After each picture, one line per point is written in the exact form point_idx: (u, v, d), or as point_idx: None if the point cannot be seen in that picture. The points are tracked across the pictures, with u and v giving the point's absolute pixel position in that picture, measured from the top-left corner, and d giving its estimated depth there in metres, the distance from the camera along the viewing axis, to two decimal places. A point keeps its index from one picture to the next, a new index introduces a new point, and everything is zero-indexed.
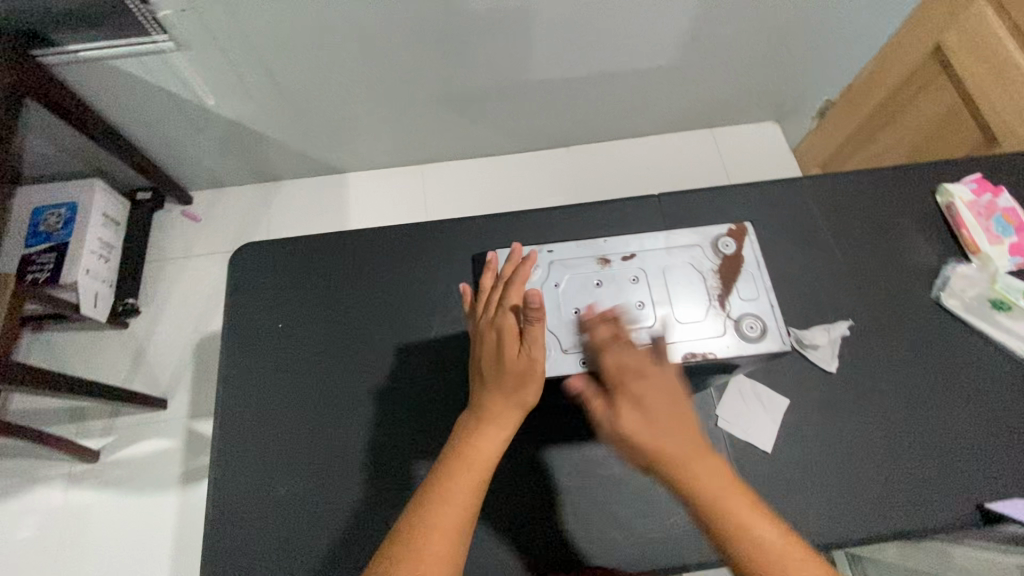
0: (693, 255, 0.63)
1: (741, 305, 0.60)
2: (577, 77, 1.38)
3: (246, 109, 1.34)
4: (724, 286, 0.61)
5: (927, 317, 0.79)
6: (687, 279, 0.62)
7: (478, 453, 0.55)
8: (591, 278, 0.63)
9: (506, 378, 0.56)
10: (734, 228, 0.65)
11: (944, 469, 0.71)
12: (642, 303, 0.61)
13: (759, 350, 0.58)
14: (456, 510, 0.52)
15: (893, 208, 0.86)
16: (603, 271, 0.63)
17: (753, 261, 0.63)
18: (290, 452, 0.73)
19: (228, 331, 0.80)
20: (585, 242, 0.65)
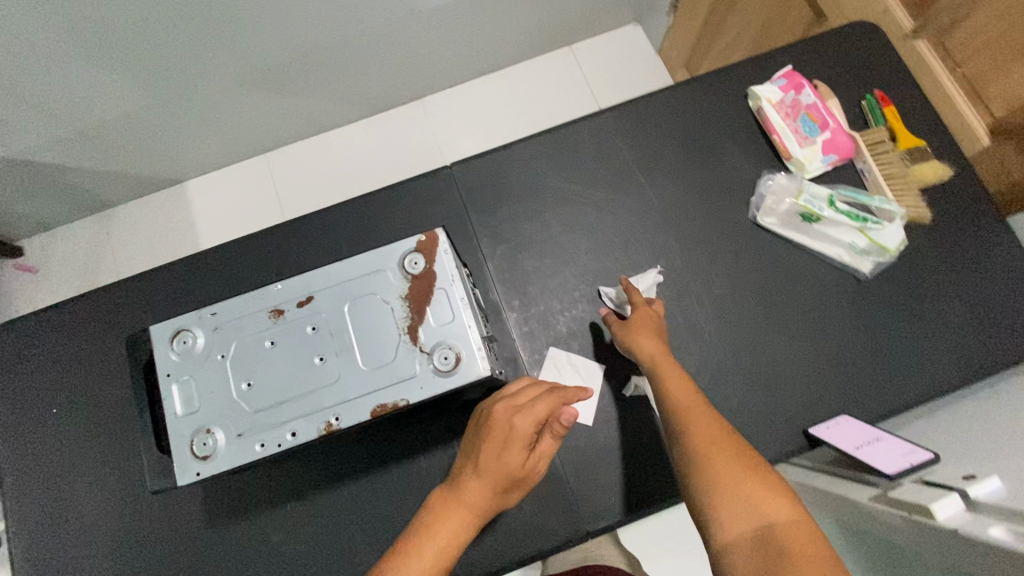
0: (375, 284, 0.52)
1: (433, 335, 0.51)
2: (395, 27, 1.21)
3: (25, 146, 1.16)
4: (411, 317, 0.51)
5: (745, 241, 0.74)
6: (368, 318, 0.51)
7: (450, 534, 0.55)
8: (260, 338, 0.52)
9: (500, 478, 0.56)
10: (425, 238, 0.53)
11: (770, 400, 0.69)
12: (320, 359, 0.51)
13: (452, 386, 0.49)
14: None
15: (705, 123, 0.78)
16: (276, 325, 0.52)
17: (446, 277, 0.52)
18: (97, 546, 0.68)
19: (0, 429, 0.72)
20: (253, 292, 0.54)
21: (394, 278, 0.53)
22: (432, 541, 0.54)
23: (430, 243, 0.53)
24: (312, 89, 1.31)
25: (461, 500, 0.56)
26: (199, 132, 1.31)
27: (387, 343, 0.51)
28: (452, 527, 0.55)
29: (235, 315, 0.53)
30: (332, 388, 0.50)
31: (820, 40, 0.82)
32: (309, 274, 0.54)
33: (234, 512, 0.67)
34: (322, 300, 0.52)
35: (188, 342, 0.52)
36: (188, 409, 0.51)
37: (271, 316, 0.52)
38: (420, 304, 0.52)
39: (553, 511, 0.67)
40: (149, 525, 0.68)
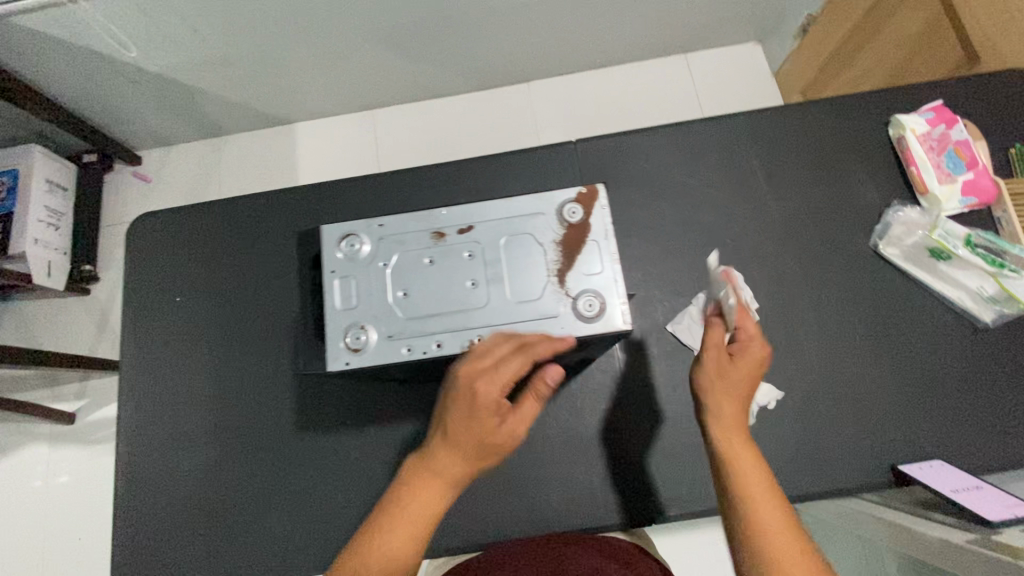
0: (534, 225, 0.55)
1: (582, 281, 0.53)
2: (525, 6, 1.24)
3: (170, 64, 1.25)
4: (564, 261, 0.54)
5: (861, 267, 0.72)
6: (524, 254, 0.54)
7: (421, 509, 0.50)
8: (421, 255, 0.55)
9: (468, 445, 0.49)
10: (584, 192, 0.56)
11: (863, 430, 0.67)
12: (474, 283, 0.54)
13: (594, 332, 0.52)
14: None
15: (840, 144, 0.77)
16: (436, 246, 0.55)
17: (601, 231, 0.55)
18: (196, 431, 0.74)
19: (130, 310, 0.78)
20: (418, 213, 0.57)
21: (552, 222, 0.55)
22: (407, 521, 0.49)
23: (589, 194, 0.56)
24: (432, 52, 1.35)
25: (435, 470, 0.50)
26: (321, 78, 1.38)
27: (537, 281, 0.54)
28: (422, 504, 0.50)
29: (401, 231, 0.56)
30: (482, 311, 0.53)
31: (975, 80, 0.79)
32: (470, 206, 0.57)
33: (323, 424, 0.71)
34: (482, 230, 0.55)
35: (355, 246, 0.56)
36: (348, 306, 0.55)
37: (432, 237, 0.56)
38: (573, 251, 0.54)
39: (624, 490, 0.68)
40: (245, 419, 0.73)
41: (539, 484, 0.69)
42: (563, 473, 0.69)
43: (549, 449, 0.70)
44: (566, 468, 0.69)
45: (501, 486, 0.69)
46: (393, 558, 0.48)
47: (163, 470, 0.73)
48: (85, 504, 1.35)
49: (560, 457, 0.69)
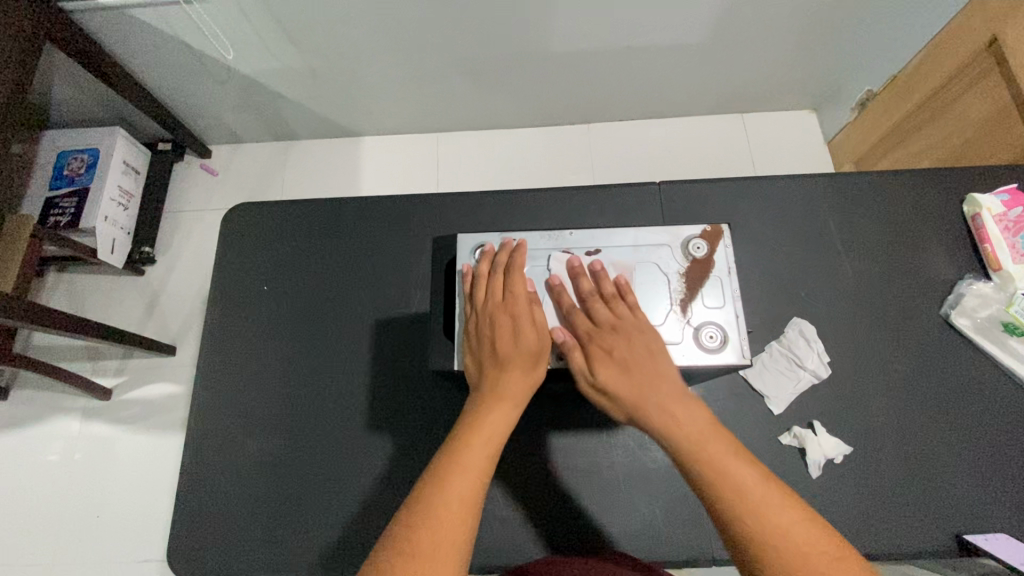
0: (659, 256, 0.60)
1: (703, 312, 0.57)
2: (601, 52, 1.30)
3: (260, 68, 1.32)
4: (688, 291, 0.57)
5: (931, 334, 0.74)
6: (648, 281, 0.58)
7: (493, 426, 0.51)
8: (550, 273, 0.60)
9: (522, 356, 0.54)
10: (709, 229, 0.60)
11: (928, 495, 0.68)
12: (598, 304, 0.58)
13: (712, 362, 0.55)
14: (465, 504, 0.47)
15: (915, 214, 0.80)
16: (564, 266, 0.60)
17: (723, 267, 0.59)
18: (269, 415, 0.75)
19: (218, 290, 0.81)
20: (549, 234, 0.62)
21: (675, 257, 0.60)
22: (464, 469, 0.49)
23: (713, 235, 0.60)
24: (504, 84, 1.41)
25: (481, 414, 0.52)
26: (396, 97, 1.44)
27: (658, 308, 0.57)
28: (496, 420, 0.52)
29: (533, 248, 0.61)
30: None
31: None
32: (598, 232, 0.61)
33: (396, 426, 0.73)
34: (609, 255, 0.60)
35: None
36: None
37: (561, 256, 0.61)
38: (694, 284, 0.58)
39: (684, 526, 0.68)
40: (319, 412, 0.75)
41: (602, 508, 0.70)
42: (626, 500, 0.70)
43: (615, 475, 0.71)
44: (629, 498, 0.70)
45: (564, 505, 0.70)
46: (449, 509, 0.47)
47: (232, 449, 0.74)
48: (107, 481, 1.35)
49: (624, 485, 0.70)
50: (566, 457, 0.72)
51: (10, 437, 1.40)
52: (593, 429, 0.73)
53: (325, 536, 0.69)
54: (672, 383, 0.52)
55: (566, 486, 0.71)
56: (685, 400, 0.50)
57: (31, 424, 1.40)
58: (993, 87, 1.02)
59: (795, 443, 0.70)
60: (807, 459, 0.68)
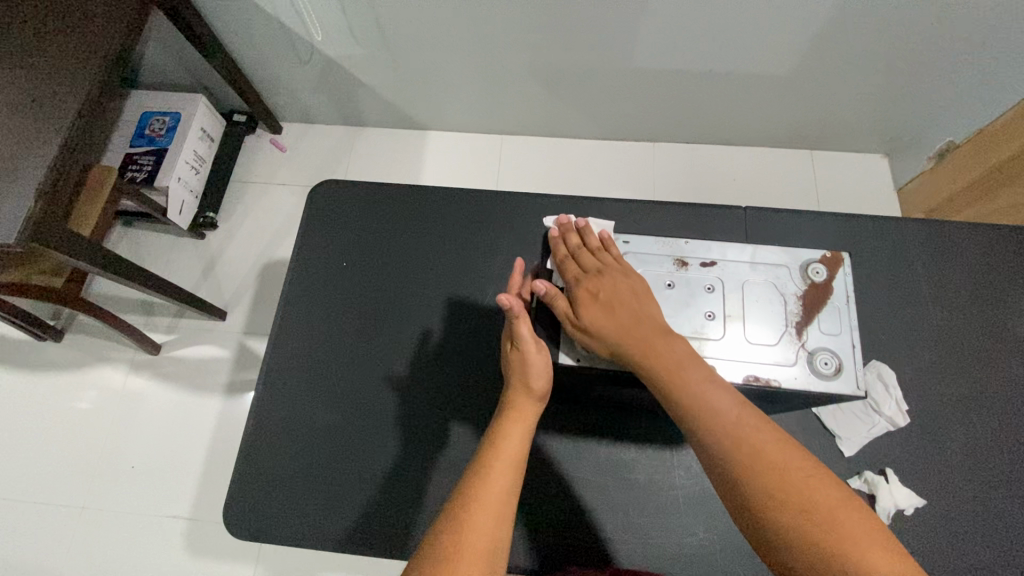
0: (776, 275, 0.57)
1: (820, 338, 0.54)
2: (681, 73, 1.30)
3: (344, 53, 1.35)
4: (804, 315, 0.55)
5: (1018, 396, 0.71)
6: (763, 299, 0.56)
7: (511, 442, 0.55)
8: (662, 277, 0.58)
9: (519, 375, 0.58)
10: (829, 257, 0.58)
11: (1003, 562, 0.65)
12: (712, 314, 0.55)
13: (829, 390, 0.52)
14: (493, 514, 0.50)
15: (1010, 272, 0.78)
16: (677, 273, 0.58)
17: (843, 296, 0.56)
18: (335, 384, 0.76)
19: (299, 257, 0.83)
20: (664, 241, 0.61)
21: (792, 278, 0.57)
22: (488, 480, 0.52)
23: (833, 261, 0.58)
24: (578, 95, 1.42)
25: (513, 413, 0.57)
26: (469, 96, 1.47)
27: (773, 328, 0.55)
28: (515, 438, 0.55)
29: (647, 252, 0.60)
30: (717, 343, 0.54)
31: None
32: (713, 245, 0.60)
33: (459, 413, 0.73)
34: (725, 268, 0.58)
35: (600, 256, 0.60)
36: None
37: (676, 264, 0.58)
38: (811, 308, 0.56)
39: (740, 556, 0.67)
40: (385, 391, 0.75)
41: (656, 525, 0.69)
42: (681, 521, 0.69)
43: (671, 494, 0.70)
44: (686, 520, 0.69)
45: (618, 518, 0.69)
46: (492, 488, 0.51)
47: (296, 413, 0.75)
48: (145, 432, 1.38)
49: (680, 505, 0.69)
50: (624, 468, 0.71)
51: (58, 377, 1.44)
52: (656, 444, 0.72)
53: (378, 514, 0.69)
54: (655, 321, 0.54)
55: (621, 497, 0.70)
56: (670, 336, 0.53)
57: (80, 368, 1.45)
58: None
59: (865, 487, 0.68)
60: (877, 506, 0.66)
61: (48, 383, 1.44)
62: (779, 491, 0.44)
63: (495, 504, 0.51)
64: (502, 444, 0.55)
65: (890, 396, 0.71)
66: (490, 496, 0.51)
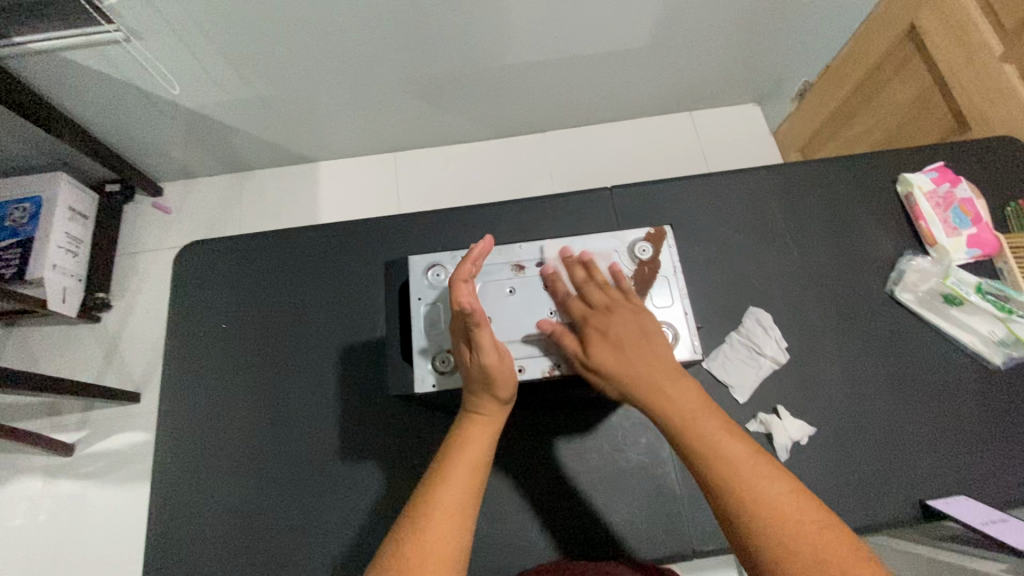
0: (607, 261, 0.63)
1: (653, 312, 0.61)
2: (551, 60, 1.31)
3: (206, 101, 1.29)
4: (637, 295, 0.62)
5: (880, 311, 0.77)
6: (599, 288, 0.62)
7: (476, 446, 0.55)
8: (503, 286, 0.62)
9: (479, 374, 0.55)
10: (653, 232, 0.65)
11: (891, 466, 0.70)
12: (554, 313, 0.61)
13: None
14: (454, 522, 0.51)
15: (855, 198, 0.84)
16: (517, 278, 0.63)
17: (669, 268, 0.63)
18: (236, 452, 0.74)
19: (174, 331, 0.80)
20: (500, 248, 0.65)
21: (625, 259, 0.64)
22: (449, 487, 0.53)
23: (657, 237, 0.64)
24: (457, 100, 1.42)
25: (481, 418, 0.57)
26: (350, 120, 1.44)
27: None
28: (479, 438, 0.56)
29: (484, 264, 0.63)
30: None
31: (973, 145, 0.87)
32: (549, 243, 0.64)
33: (366, 452, 0.72)
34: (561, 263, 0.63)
35: (440, 276, 0.62)
36: (430, 331, 0.60)
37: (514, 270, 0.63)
38: (644, 285, 0.63)
39: (661, 520, 0.69)
40: (287, 446, 0.73)
41: (581, 514, 0.69)
42: (601, 505, 0.70)
43: (589, 480, 0.71)
44: (605, 499, 0.70)
45: (542, 520, 0.69)
46: (448, 495, 0.52)
47: (200, 491, 0.72)
48: (75, 541, 1.29)
49: (598, 492, 0.70)
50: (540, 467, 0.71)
51: None
52: (566, 432, 0.73)
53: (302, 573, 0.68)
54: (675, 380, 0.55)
55: (542, 496, 0.70)
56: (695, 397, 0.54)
57: None
58: (917, 72, 1.08)
59: (762, 429, 0.71)
60: (775, 443, 0.70)
61: None
62: (762, 512, 0.47)
63: (454, 514, 0.51)
64: (467, 448, 0.55)
65: (765, 336, 0.75)
66: (452, 501, 0.52)
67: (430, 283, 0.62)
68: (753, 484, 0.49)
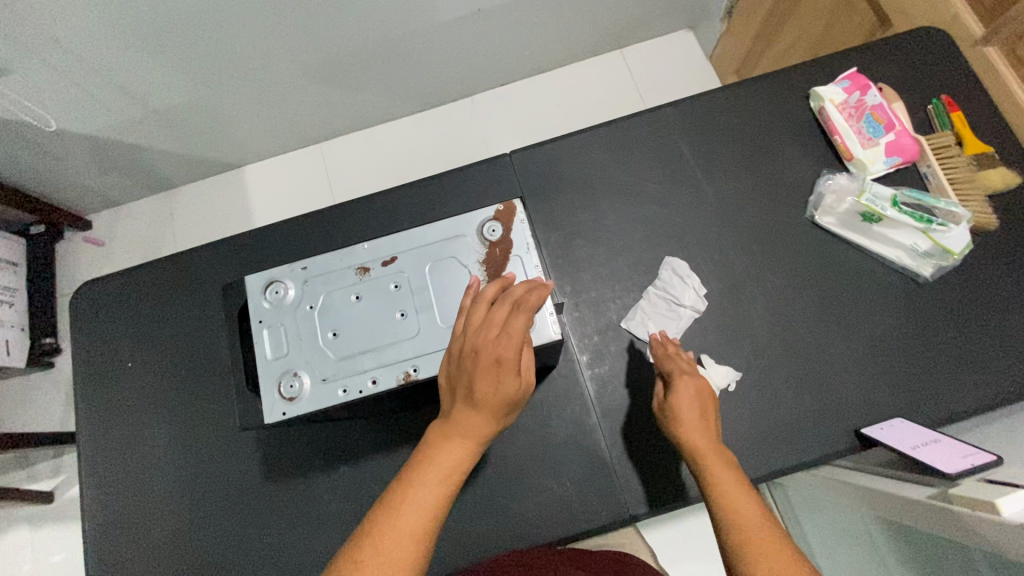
0: (455, 248, 0.58)
1: None
2: (456, 21, 1.23)
3: (102, 125, 1.22)
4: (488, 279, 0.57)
5: (802, 239, 0.74)
6: (447, 279, 0.57)
7: (456, 462, 0.48)
8: (347, 293, 0.58)
9: (484, 390, 0.49)
10: (502, 208, 0.59)
11: (824, 399, 0.68)
12: (403, 313, 0.57)
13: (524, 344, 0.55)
14: (417, 545, 0.44)
15: (765, 122, 0.79)
16: (362, 282, 0.58)
17: (522, 245, 0.58)
18: (161, 492, 0.72)
19: (80, 379, 0.77)
20: (343, 251, 0.60)
21: (474, 243, 0.59)
22: (419, 501, 0.46)
23: (506, 213, 0.59)
24: (369, 80, 1.34)
25: (464, 430, 0.49)
26: (263, 118, 1.37)
27: None
28: (460, 456, 0.49)
29: (325, 271, 0.59)
30: (413, 341, 0.55)
31: (890, 42, 0.81)
32: (394, 237, 0.59)
33: (290, 470, 0.70)
34: (406, 260, 0.58)
35: (281, 293, 0.58)
36: (278, 353, 0.57)
37: (357, 273, 0.58)
38: (495, 268, 0.58)
39: (594, 490, 0.67)
40: (209, 478, 0.71)
41: (516, 498, 0.68)
42: (533, 484, 0.68)
43: (518, 461, 0.69)
44: (537, 478, 0.68)
45: (477, 509, 0.68)
46: (416, 513, 0.45)
47: (133, 535, 0.71)
48: None
49: (529, 472, 0.68)
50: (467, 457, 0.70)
51: None
52: None
53: None
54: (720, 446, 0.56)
55: (474, 485, 0.69)
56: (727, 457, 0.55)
57: None
58: None
59: None
60: None
61: None
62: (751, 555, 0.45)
63: (418, 533, 0.44)
64: (447, 460, 0.48)
65: (683, 286, 0.72)
66: (415, 524, 0.44)
67: (270, 301, 0.58)
68: (746, 525, 0.48)
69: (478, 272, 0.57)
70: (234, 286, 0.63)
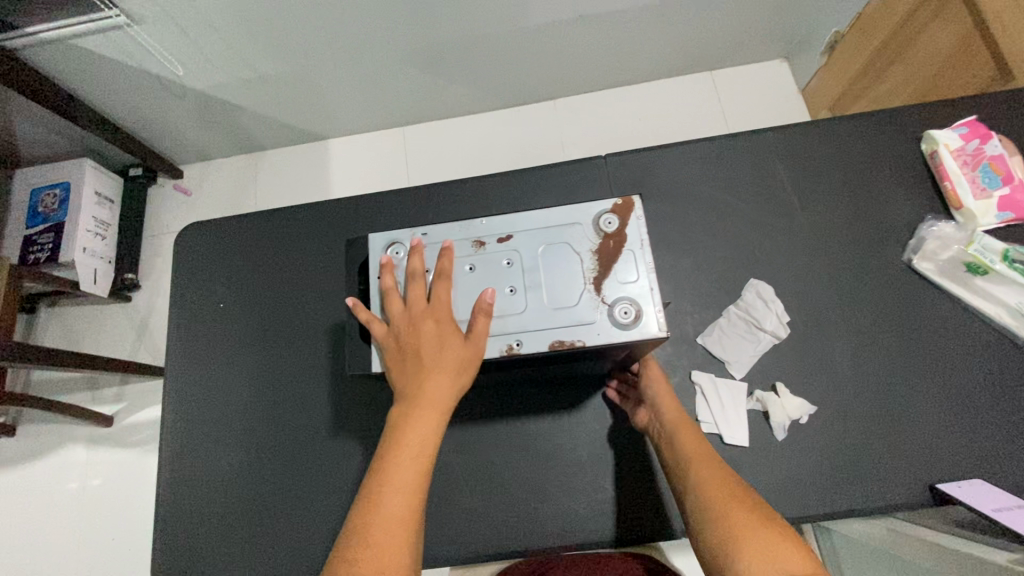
0: (570, 235, 0.60)
1: (616, 288, 0.57)
2: (558, 23, 1.25)
3: (213, 82, 1.30)
4: (600, 269, 0.58)
5: (895, 282, 0.72)
6: (560, 263, 0.58)
7: (423, 433, 0.52)
8: (462, 262, 0.60)
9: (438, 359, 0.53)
10: (620, 203, 0.60)
11: (899, 446, 0.66)
12: (513, 288, 0.58)
13: (627, 337, 0.56)
14: (402, 526, 0.48)
15: (872, 159, 0.77)
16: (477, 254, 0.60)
17: (636, 240, 0.59)
18: (236, 426, 0.76)
19: (179, 309, 0.83)
20: (462, 223, 0.62)
21: (588, 231, 0.60)
22: (395, 482, 0.49)
23: (623, 206, 0.60)
24: (462, 71, 1.38)
25: (427, 402, 0.53)
26: (356, 95, 1.42)
27: (573, 288, 0.58)
28: (426, 431, 0.52)
29: (444, 239, 0.61)
30: (519, 317, 0.57)
31: (1015, 94, 0.78)
32: (511, 216, 0.61)
33: (359, 426, 0.73)
34: (522, 238, 0.60)
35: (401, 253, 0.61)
36: None
37: (473, 245, 0.60)
38: (608, 259, 0.59)
39: (653, 497, 0.67)
40: (283, 420, 0.75)
41: (571, 491, 0.69)
42: (590, 481, 0.69)
43: (577, 455, 0.70)
44: (594, 476, 0.69)
45: (532, 495, 0.69)
46: (397, 497, 0.49)
47: (205, 461, 0.76)
48: (119, 504, 1.39)
49: (588, 468, 0.69)
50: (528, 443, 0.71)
51: (22, 472, 1.43)
52: (558, 409, 0.71)
53: (297, 542, 0.70)
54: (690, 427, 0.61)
55: (531, 472, 0.70)
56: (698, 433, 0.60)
57: (41, 456, 1.44)
58: (955, 14, 0.97)
59: (758, 406, 0.68)
60: (772, 422, 0.67)
61: (6, 481, 1.43)
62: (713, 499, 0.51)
63: (403, 510, 0.48)
64: (415, 436, 0.51)
65: (766, 309, 0.71)
66: (396, 504, 0.48)
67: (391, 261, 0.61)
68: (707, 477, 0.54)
69: (591, 260, 0.58)
70: (353, 241, 0.66)
